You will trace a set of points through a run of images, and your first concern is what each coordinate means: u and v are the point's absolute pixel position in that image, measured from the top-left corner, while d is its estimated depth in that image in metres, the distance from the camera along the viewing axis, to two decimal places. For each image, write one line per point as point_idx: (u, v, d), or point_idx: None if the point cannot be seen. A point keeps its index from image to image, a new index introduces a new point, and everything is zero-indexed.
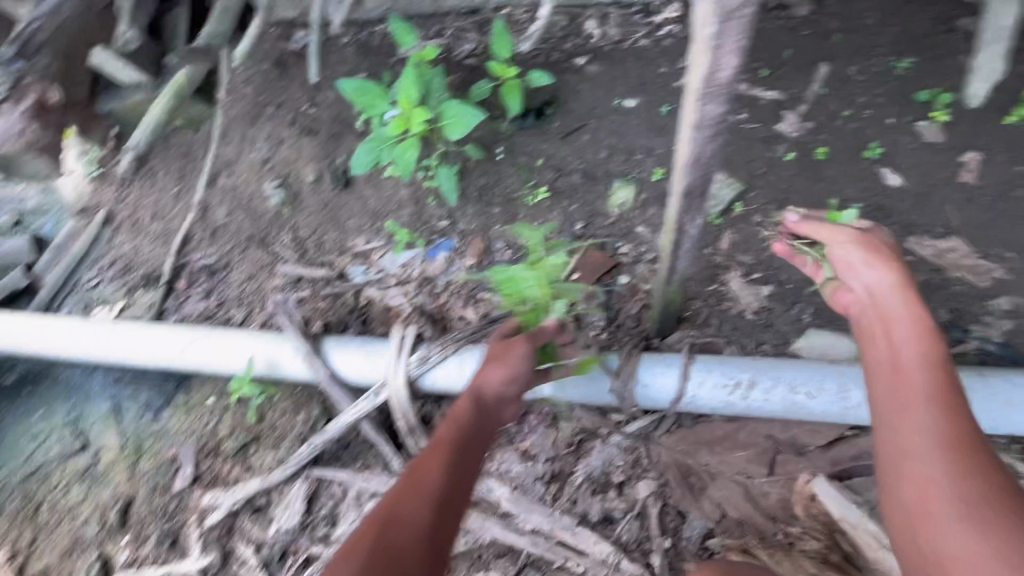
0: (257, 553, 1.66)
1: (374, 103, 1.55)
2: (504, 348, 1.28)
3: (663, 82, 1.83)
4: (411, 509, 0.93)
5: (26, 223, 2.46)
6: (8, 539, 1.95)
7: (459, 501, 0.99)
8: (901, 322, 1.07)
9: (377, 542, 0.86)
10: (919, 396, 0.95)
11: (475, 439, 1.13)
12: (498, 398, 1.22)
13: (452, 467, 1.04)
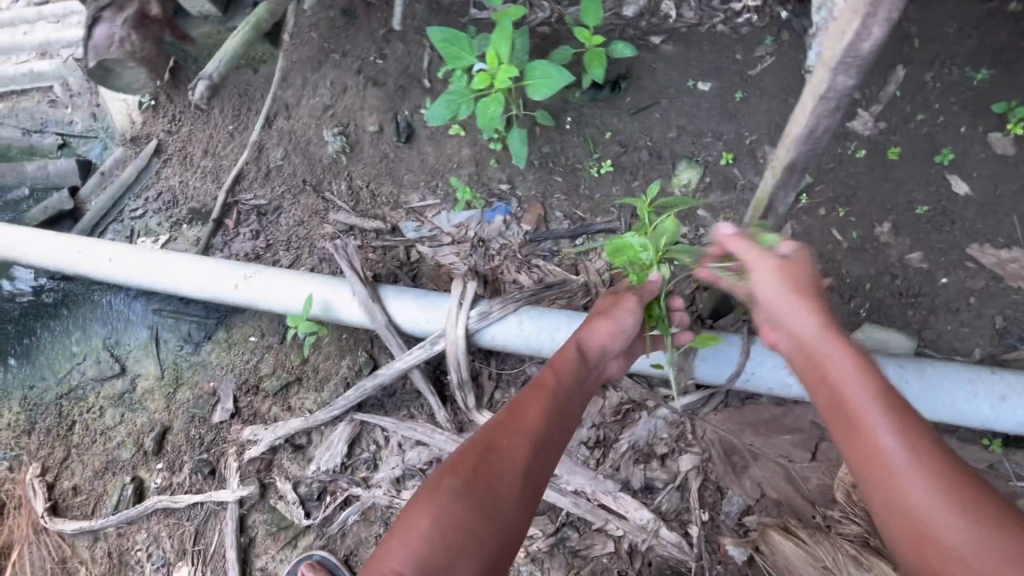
0: (295, 490, 1.69)
1: (461, 55, 1.52)
2: (614, 304, 1.33)
3: (738, 69, 1.83)
4: (502, 450, 1.00)
5: (75, 147, 2.47)
6: (40, 455, 1.97)
7: (549, 452, 1.06)
8: (836, 357, 1.01)
9: (469, 483, 0.94)
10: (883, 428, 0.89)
11: (576, 387, 1.19)
12: (604, 350, 1.27)
13: (549, 413, 1.10)
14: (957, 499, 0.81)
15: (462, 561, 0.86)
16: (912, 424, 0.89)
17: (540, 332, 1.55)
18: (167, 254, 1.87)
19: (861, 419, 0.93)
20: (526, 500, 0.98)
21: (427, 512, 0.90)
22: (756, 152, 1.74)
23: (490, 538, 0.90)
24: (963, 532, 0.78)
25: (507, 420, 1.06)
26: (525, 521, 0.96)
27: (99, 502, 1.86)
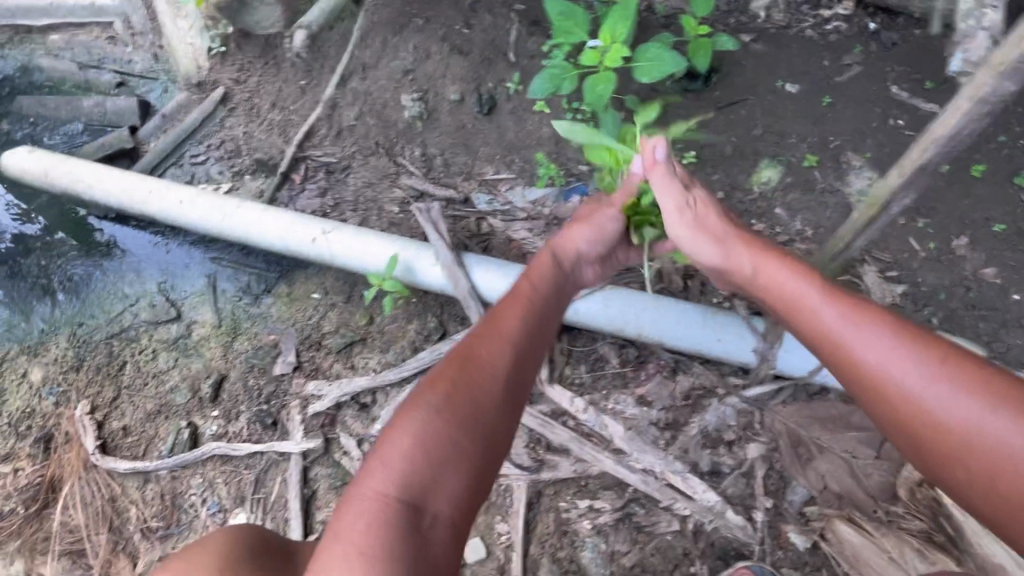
0: (360, 447, 1.70)
1: (573, 30, 1.53)
2: (590, 213, 1.44)
3: (825, 75, 1.86)
4: (483, 359, 1.03)
5: (134, 88, 2.41)
6: (89, 392, 1.95)
7: (531, 351, 1.10)
8: (787, 279, 1.12)
9: (449, 396, 0.96)
10: (859, 339, 0.99)
11: (549, 293, 1.24)
12: (580, 256, 1.37)
13: (524, 317, 1.14)
14: (946, 386, 0.90)
15: (455, 467, 0.91)
16: (880, 318, 1.00)
17: (624, 314, 1.56)
18: (243, 203, 1.86)
19: (840, 335, 1.01)
20: (515, 396, 1.03)
21: (408, 431, 0.92)
22: (840, 157, 1.77)
23: (484, 440, 0.95)
24: (967, 418, 0.88)
25: (483, 332, 1.09)
26: (514, 416, 1.02)
27: (151, 444, 1.84)
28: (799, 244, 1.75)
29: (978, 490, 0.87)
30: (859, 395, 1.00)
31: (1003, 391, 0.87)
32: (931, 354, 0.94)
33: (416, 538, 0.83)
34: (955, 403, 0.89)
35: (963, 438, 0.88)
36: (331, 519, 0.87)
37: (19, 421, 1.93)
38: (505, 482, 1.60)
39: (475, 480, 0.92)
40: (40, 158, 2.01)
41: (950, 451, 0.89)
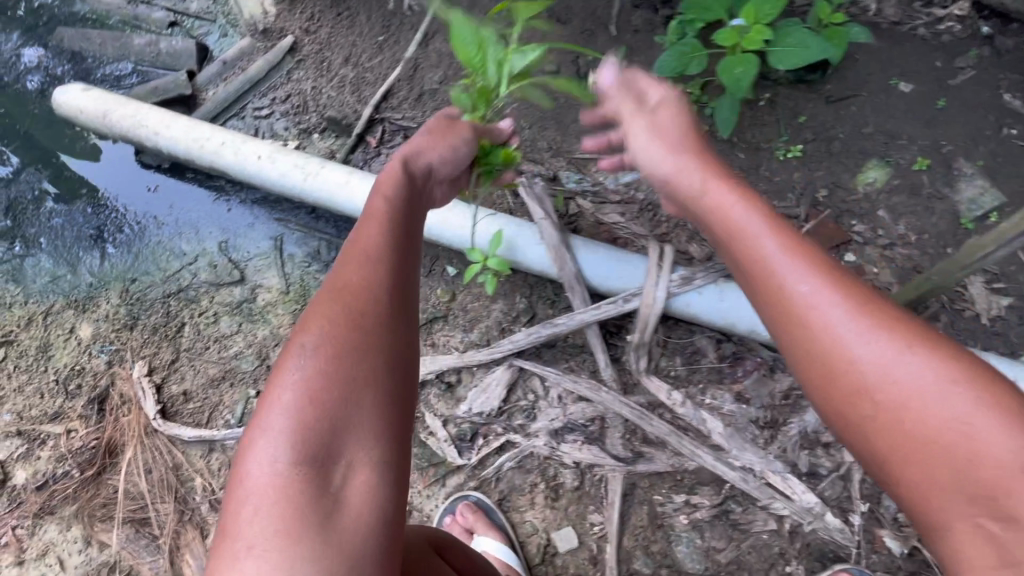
0: (445, 428, 1.63)
1: (710, 7, 1.47)
2: (445, 129, 1.27)
3: (938, 77, 1.80)
4: (351, 284, 0.89)
5: (189, 29, 2.23)
6: (145, 353, 1.83)
7: (401, 264, 0.95)
8: (705, 185, 0.93)
9: (325, 333, 0.83)
10: (796, 273, 0.73)
11: (411, 207, 1.08)
12: (429, 175, 1.21)
13: (389, 229, 0.98)
14: (885, 335, 0.67)
15: (358, 407, 0.80)
16: (825, 259, 0.75)
17: (738, 311, 1.51)
18: (326, 164, 1.72)
19: (755, 251, 0.79)
20: (403, 313, 0.90)
21: (289, 385, 0.80)
22: (951, 163, 1.73)
23: (384, 368, 0.84)
24: (904, 374, 0.65)
25: (348, 256, 0.94)
26: (410, 329, 0.91)
27: (216, 412, 1.75)
28: (900, 249, 1.72)
29: (891, 439, 0.65)
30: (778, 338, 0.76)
31: (915, 324, 0.68)
32: (847, 276, 0.74)
33: (328, 494, 0.76)
34: (863, 332, 0.68)
35: (876, 377, 0.66)
36: (225, 510, 0.77)
37: (68, 379, 1.81)
38: (599, 472, 1.57)
39: (387, 410, 0.82)
40: (96, 98, 1.86)
41: (864, 400, 0.67)
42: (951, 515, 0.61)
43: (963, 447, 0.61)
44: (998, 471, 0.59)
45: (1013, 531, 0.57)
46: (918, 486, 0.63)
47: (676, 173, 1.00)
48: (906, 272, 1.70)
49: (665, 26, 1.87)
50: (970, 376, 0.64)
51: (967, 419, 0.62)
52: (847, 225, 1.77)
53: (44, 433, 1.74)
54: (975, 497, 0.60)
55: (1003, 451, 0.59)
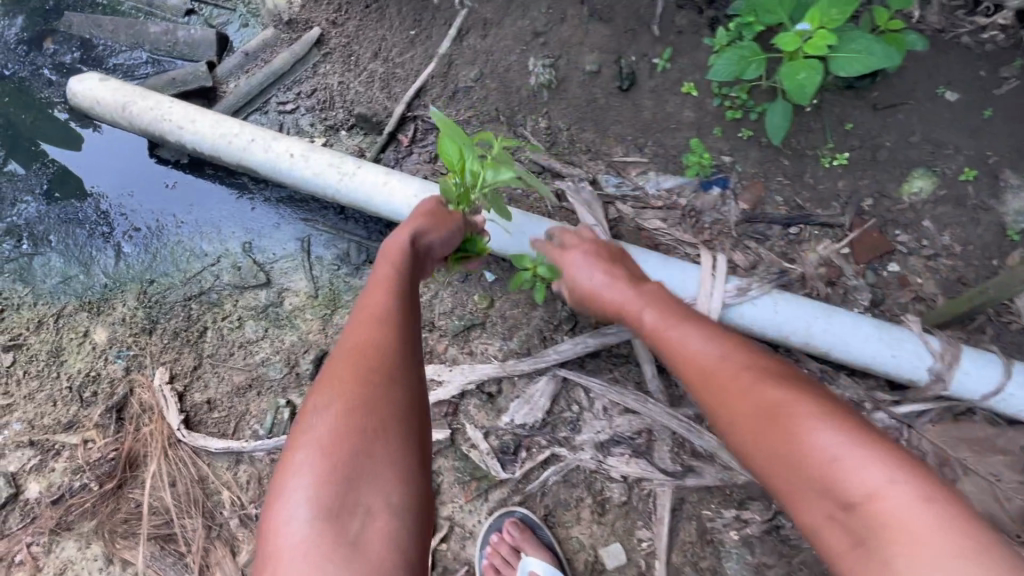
0: (487, 441, 1.58)
1: (773, 9, 1.43)
2: (443, 212, 1.35)
3: (983, 85, 1.77)
4: (368, 344, 1.00)
5: (207, 17, 2.14)
6: (165, 359, 1.74)
7: (405, 322, 1.06)
8: (609, 290, 1.32)
9: (338, 391, 0.94)
10: (699, 353, 1.04)
11: (414, 273, 1.21)
12: (431, 251, 1.29)
13: (398, 294, 1.12)
14: (765, 387, 0.92)
15: (374, 459, 0.89)
16: (714, 344, 1.05)
17: (792, 321, 1.47)
18: (363, 164, 1.66)
19: (657, 328, 1.17)
20: (411, 364, 1.02)
21: (310, 441, 0.90)
22: (997, 174, 1.72)
23: (395, 417, 0.93)
24: (785, 415, 0.86)
25: (361, 319, 1.07)
26: (419, 381, 1.01)
27: (242, 422, 1.67)
28: (945, 260, 1.71)
29: (768, 461, 0.86)
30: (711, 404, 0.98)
31: (779, 379, 0.93)
32: (718, 341, 1.05)
33: (345, 541, 0.83)
34: (724, 380, 0.97)
35: (768, 422, 0.87)
36: (259, 558, 0.85)
37: (82, 386, 1.71)
38: (647, 487, 1.53)
39: (398, 455, 0.91)
40: (115, 90, 1.78)
41: (769, 440, 0.86)
42: (811, 511, 0.79)
43: (798, 452, 0.82)
44: (828, 465, 0.78)
45: (853, 515, 0.74)
46: (790, 494, 0.83)
47: (603, 288, 1.33)
48: (950, 283, 1.69)
49: (710, 28, 1.83)
50: (797, 396, 0.88)
51: (795, 429, 0.83)
52: (891, 235, 1.75)
53: (58, 443, 1.64)
54: (823, 493, 0.78)
55: (830, 449, 0.79)
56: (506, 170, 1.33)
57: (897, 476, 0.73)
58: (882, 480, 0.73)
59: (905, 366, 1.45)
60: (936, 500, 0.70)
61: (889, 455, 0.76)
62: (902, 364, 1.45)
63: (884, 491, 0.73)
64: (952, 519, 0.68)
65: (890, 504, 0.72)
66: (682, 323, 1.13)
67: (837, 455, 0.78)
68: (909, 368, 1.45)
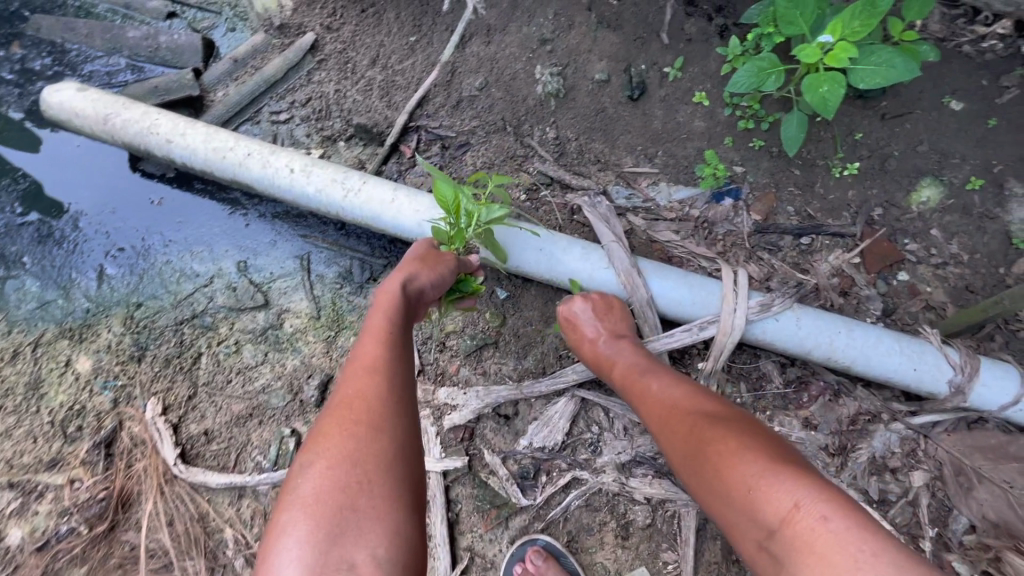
0: (506, 466, 1.53)
1: (797, 23, 1.45)
2: (434, 254, 1.31)
3: (986, 94, 1.78)
4: (358, 398, 1.01)
5: (191, 20, 2.04)
6: (157, 388, 1.63)
7: (394, 370, 1.07)
8: (602, 342, 1.41)
9: (325, 448, 0.94)
10: (675, 407, 1.15)
11: (409, 321, 1.22)
12: (424, 294, 1.27)
13: (388, 342, 1.11)
14: (722, 432, 1.02)
15: (358, 511, 0.88)
16: (686, 400, 1.16)
17: (819, 335, 1.49)
18: (370, 179, 1.58)
19: (631, 381, 1.32)
20: (396, 411, 1.01)
21: (296, 501, 0.90)
22: (1001, 183, 1.74)
23: (379, 467, 0.93)
24: (737, 456, 0.95)
25: (352, 370, 1.07)
26: (406, 432, 1.00)
27: (244, 453, 1.58)
28: (953, 269, 1.72)
29: (721, 502, 0.96)
30: (679, 454, 1.09)
31: (736, 426, 1.03)
32: (674, 390, 1.20)
33: None
34: (675, 426, 1.12)
35: (721, 465, 0.97)
36: None
37: (66, 421, 1.59)
38: (671, 508, 1.49)
39: (383, 508, 0.90)
40: (96, 100, 1.67)
41: (722, 481, 0.96)
42: (746, 541, 0.91)
43: (729, 484, 0.94)
44: (750, 494, 0.90)
45: (776, 539, 0.85)
46: (738, 532, 0.93)
47: (597, 338, 1.42)
48: (959, 291, 1.70)
49: (720, 37, 1.81)
50: (731, 433, 1.01)
51: (725, 463, 0.96)
52: (900, 244, 1.75)
53: (41, 484, 1.52)
54: (752, 520, 0.89)
55: (751, 479, 0.91)
56: (500, 208, 1.30)
57: (805, 499, 0.84)
58: (789, 502, 0.84)
59: (921, 378, 1.49)
60: (832, 517, 0.80)
61: (802, 480, 0.87)
62: (918, 375, 1.49)
63: (795, 513, 0.83)
64: (849, 533, 0.78)
65: (801, 524, 0.82)
66: (649, 375, 1.28)
67: (757, 483, 0.89)
68: (925, 379, 1.49)
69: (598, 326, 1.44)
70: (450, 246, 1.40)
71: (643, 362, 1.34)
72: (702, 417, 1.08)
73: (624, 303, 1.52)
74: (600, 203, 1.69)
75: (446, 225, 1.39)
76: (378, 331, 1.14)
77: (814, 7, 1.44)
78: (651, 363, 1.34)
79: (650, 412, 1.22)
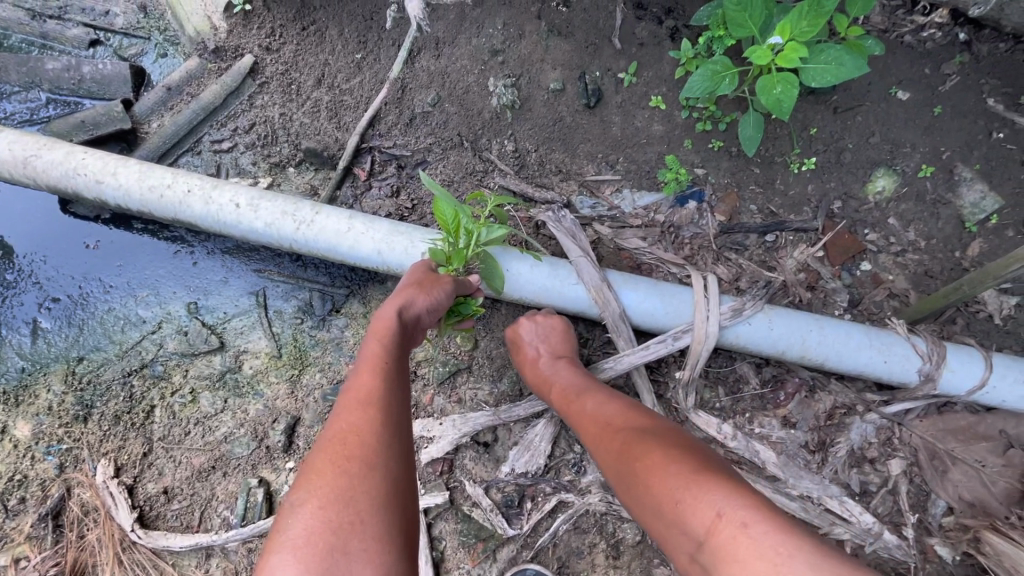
0: (489, 495, 1.48)
1: (746, 24, 1.45)
2: (432, 278, 1.26)
3: (930, 83, 1.82)
4: (351, 431, 0.94)
5: (116, 47, 1.92)
6: (106, 448, 1.51)
7: (391, 408, 1.00)
8: (544, 362, 1.41)
9: (318, 485, 0.87)
10: (613, 421, 1.14)
11: (404, 353, 1.15)
12: (420, 320, 1.21)
13: (385, 372, 1.06)
14: (655, 442, 1.00)
15: (349, 555, 0.80)
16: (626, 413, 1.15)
17: (791, 336, 1.49)
18: (323, 209, 1.50)
19: (570, 403, 1.29)
20: (391, 448, 0.94)
21: (285, 542, 0.82)
22: (951, 168, 1.78)
23: (372, 507, 0.86)
24: (666, 462, 0.94)
25: (346, 402, 1.00)
26: (399, 471, 0.93)
27: (209, 510, 1.48)
28: (912, 256, 1.75)
29: (651, 515, 0.94)
30: (612, 467, 1.07)
31: (669, 438, 1.01)
32: (613, 406, 1.18)
33: None
34: (611, 440, 1.10)
35: (649, 476, 0.95)
36: None
37: (6, 493, 1.46)
38: None
39: (376, 552, 0.82)
40: (13, 143, 1.53)
41: (650, 492, 0.94)
42: (679, 553, 0.88)
43: (658, 499, 0.91)
44: (676, 506, 0.87)
45: (704, 549, 0.82)
46: (669, 543, 0.90)
47: (540, 359, 1.42)
48: (918, 278, 1.73)
49: (671, 40, 1.80)
50: (659, 446, 0.98)
51: (653, 477, 0.93)
52: (861, 235, 1.77)
53: None
54: (680, 532, 0.86)
55: (676, 490, 0.88)
56: (501, 228, 1.31)
57: (726, 507, 0.81)
58: (712, 511, 0.82)
59: (891, 369, 1.51)
60: (751, 523, 0.78)
61: (724, 486, 0.85)
62: (888, 366, 1.51)
63: (719, 521, 0.80)
64: (769, 538, 0.75)
65: (723, 533, 0.79)
66: (588, 396, 1.26)
67: (683, 492, 0.87)
68: (894, 370, 1.51)
69: (541, 346, 1.44)
70: (450, 266, 1.37)
71: (585, 381, 1.34)
72: (639, 429, 1.06)
73: (564, 322, 1.51)
74: (567, 218, 1.63)
75: (445, 245, 1.34)
76: (364, 363, 1.07)
77: (762, 7, 1.44)
78: (591, 382, 1.33)
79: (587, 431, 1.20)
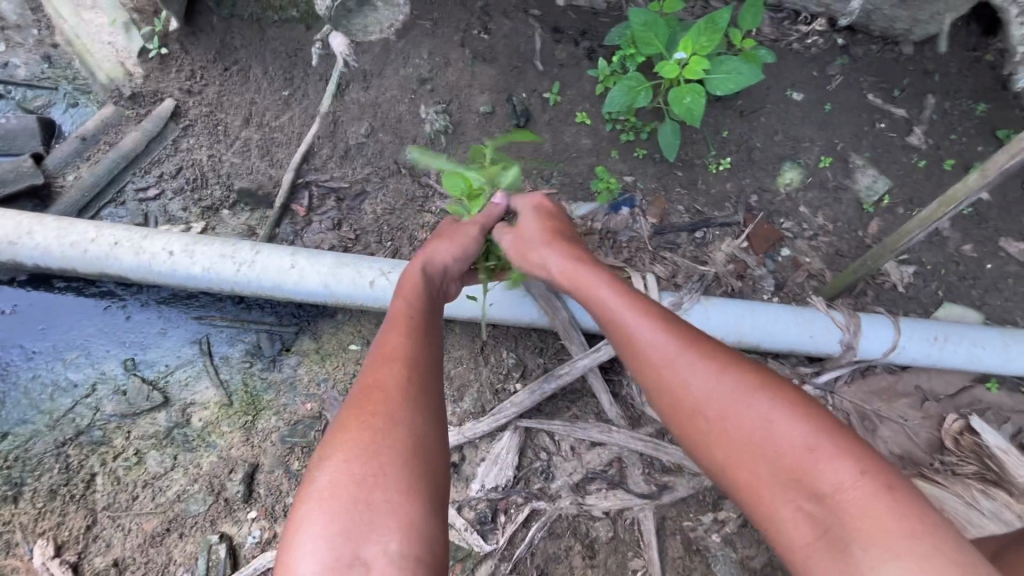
0: (462, 515, 1.49)
1: (653, 42, 1.59)
2: (455, 230, 1.31)
3: (818, 84, 2.05)
4: (377, 384, 0.90)
5: (20, 100, 1.84)
6: (42, 527, 1.39)
7: (422, 360, 0.96)
8: (574, 260, 1.27)
9: (341, 438, 0.84)
10: (672, 337, 1.02)
11: (433, 309, 1.12)
12: (446, 269, 1.24)
13: (412, 327, 1.02)
14: (752, 381, 0.93)
15: (374, 506, 0.78)
16: (686, 333, 1.03)
17: (725, 323, 1.61)
18: (262, 248, 1.48)
19: (611, 312, 1.12)
20: (418, 399, 0.90)
21: (313, 494, 0.80)
22: (846, 158, 1.99)
23: (396, 460, 0.82)
24: (776, 413, 0.88)
25: (373, 355, 0.97)
26: (429, 420, 0.89)
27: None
28: (823, 238, 1.92)
29: (734, 455, 0.89)
30: (680, 394, 0.97)
31: (761, 373, 0.94)
32: (670, 325, 1.04)
33: None
34: (689, 366, 0.97)
35: (755, 420, 0.88)
36: None
37: None
38: (629, 515, 1.51)
39: (405, 503, 0.79)
40: None
41: (750, 438, 0.88)
42: (764, 498, 0.85)
43: (768, 446, 0.86)
44: (799, 458, 0.83)
45: (825, 505, 0.79)
46: (753, 487, 0.86)
47: (571, 259, 1.27)
48: (832, 257, 1.90)
49: (589, 59, 1.92)
50: (760, 388, 0.91)
51: (762, 426, 0.87)
52: (778, 224, 1.93)
53: None
54: (787, 483, 0.83)
55: (801, 444, 0.84)
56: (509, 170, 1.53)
57: (863, 472, 0.79)
58: (842, 475, 0.79)
59: (816, 344, 1.66)
60: (891, 488, 0.77)
61: (857, 450, 0.82)
62: (814, 341, 1.65)
63: (853, 483, 0.78)
64: (908, 504, 0.75)
65: (854, 497, 0.77)
66: (625, 306, 1.11)
67: (811, 448, 0.83)
68: (819, 344, 1.66)
69: (577, 245, 1.33)
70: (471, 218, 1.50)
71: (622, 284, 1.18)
72: (728, 362, 0.96)
73: (572, 232, 1.39)
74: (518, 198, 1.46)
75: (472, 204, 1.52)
76: (394, 319, 1.04)
77: (664, 27, 1.59)
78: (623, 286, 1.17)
79: (626, 343, 1.08)
